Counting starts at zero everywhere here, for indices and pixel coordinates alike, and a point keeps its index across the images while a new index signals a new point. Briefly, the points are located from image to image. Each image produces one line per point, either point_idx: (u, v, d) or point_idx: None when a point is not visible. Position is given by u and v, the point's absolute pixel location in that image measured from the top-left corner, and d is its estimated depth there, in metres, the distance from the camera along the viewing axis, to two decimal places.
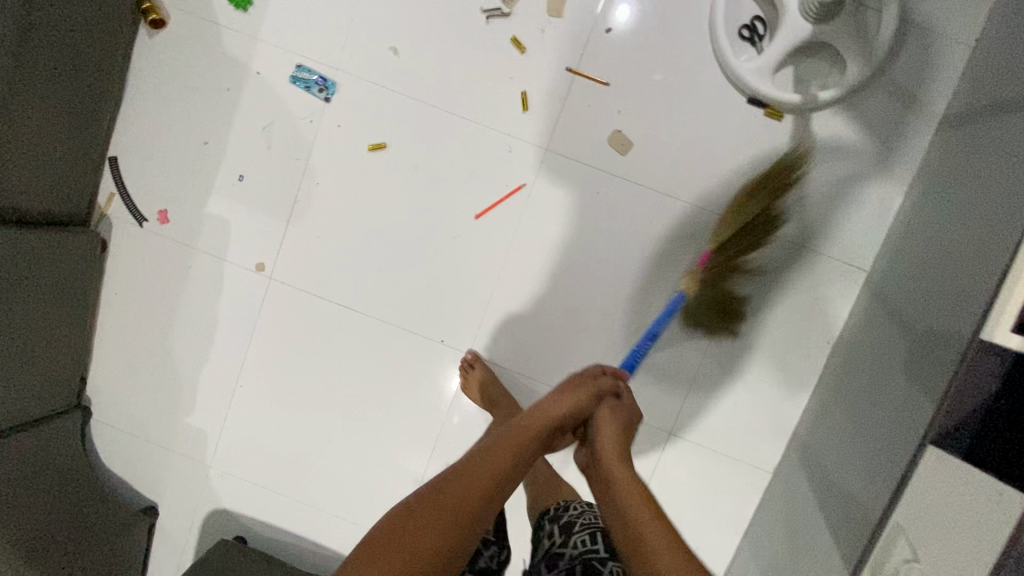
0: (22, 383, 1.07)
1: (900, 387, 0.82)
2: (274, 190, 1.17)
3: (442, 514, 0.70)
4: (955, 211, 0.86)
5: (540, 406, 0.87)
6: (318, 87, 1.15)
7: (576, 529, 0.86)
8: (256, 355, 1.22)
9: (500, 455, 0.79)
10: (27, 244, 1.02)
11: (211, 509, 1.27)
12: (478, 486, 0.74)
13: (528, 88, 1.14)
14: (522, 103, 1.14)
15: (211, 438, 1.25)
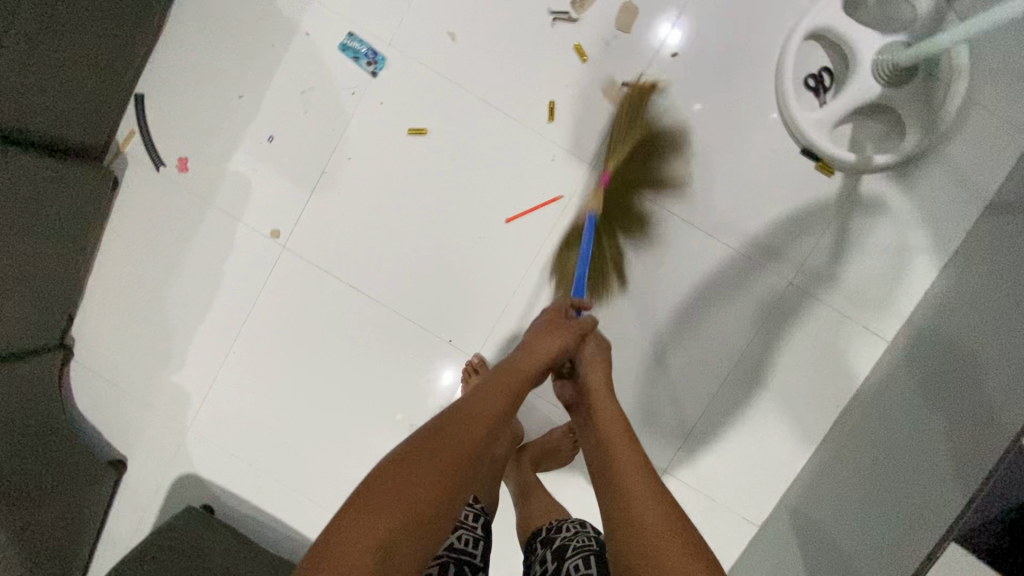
0: (18, 313, 1.03)
1: (919, 463, 0.85)
2: (304, 158, 1.13)
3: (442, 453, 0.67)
4: (982, 298, 0.91)
5: (522, 351, 0.84)
6: (367, 60, 1.11)
7: (569, 554, 0.78)
8: (255, 322, 1.18)
9: (489, 398, 0.76)
10: (42, 173, 0.98)
11: (181, 472, 1.22)
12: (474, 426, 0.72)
13: (555, 98, 1.10)
14: (547, 113, 1.11)
15: (193, 400, 1.20)
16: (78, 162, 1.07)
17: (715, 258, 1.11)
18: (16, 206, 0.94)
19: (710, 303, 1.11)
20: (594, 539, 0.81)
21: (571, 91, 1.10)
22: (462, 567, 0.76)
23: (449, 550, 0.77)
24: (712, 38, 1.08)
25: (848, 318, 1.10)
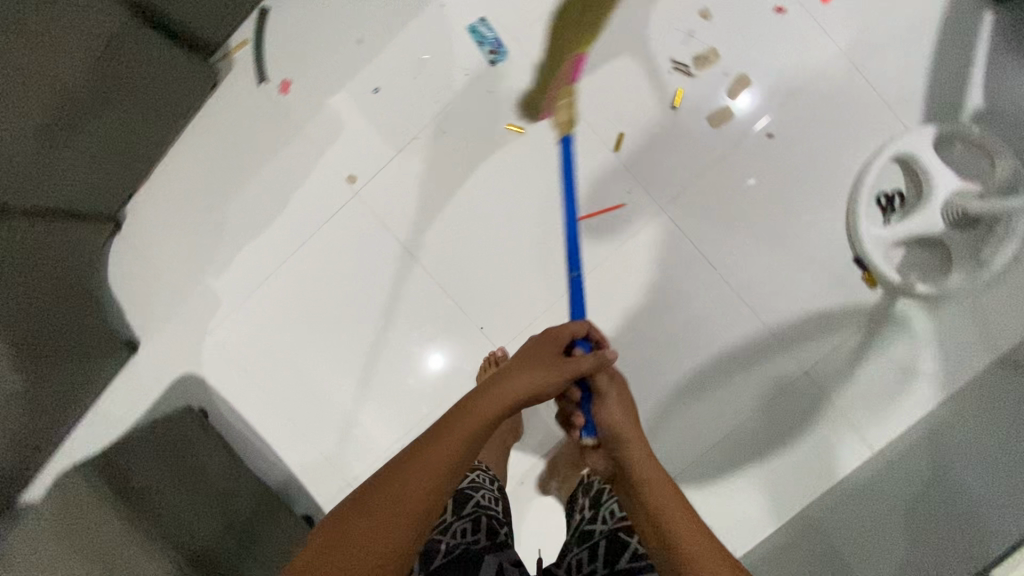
0: (94, 172, 1.07)
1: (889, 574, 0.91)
2: (402, 119, 1.17)
3: (395, 505, 0.63)
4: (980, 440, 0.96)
5: (502, 387, 0.72)
6: (490, 48, 1.15)
7: (604, 500, 0.84)
8: (304, 254, 1.21)
9: (448, 444, 0.67)
10: (158, 50, 1.04)
11: (187, 371, 1.25)
12: (432, 472, 0.65)
13: (626, 130, 1.16)
14: (615, 143, 1.16)
15: (222, 307, 1.24)
16: (190, 57, 1.12)
17: (745, 328, 1.17)
18: (125, 72, 0.99)
19: (727, 367, 1.18)
20: None
21: (666, 136, 1.15)
22: (490, 520, 0.82)
23: (477, 507, 0.84)
24: (811, 128, 1.14)
25: (845, 420, 1.16)
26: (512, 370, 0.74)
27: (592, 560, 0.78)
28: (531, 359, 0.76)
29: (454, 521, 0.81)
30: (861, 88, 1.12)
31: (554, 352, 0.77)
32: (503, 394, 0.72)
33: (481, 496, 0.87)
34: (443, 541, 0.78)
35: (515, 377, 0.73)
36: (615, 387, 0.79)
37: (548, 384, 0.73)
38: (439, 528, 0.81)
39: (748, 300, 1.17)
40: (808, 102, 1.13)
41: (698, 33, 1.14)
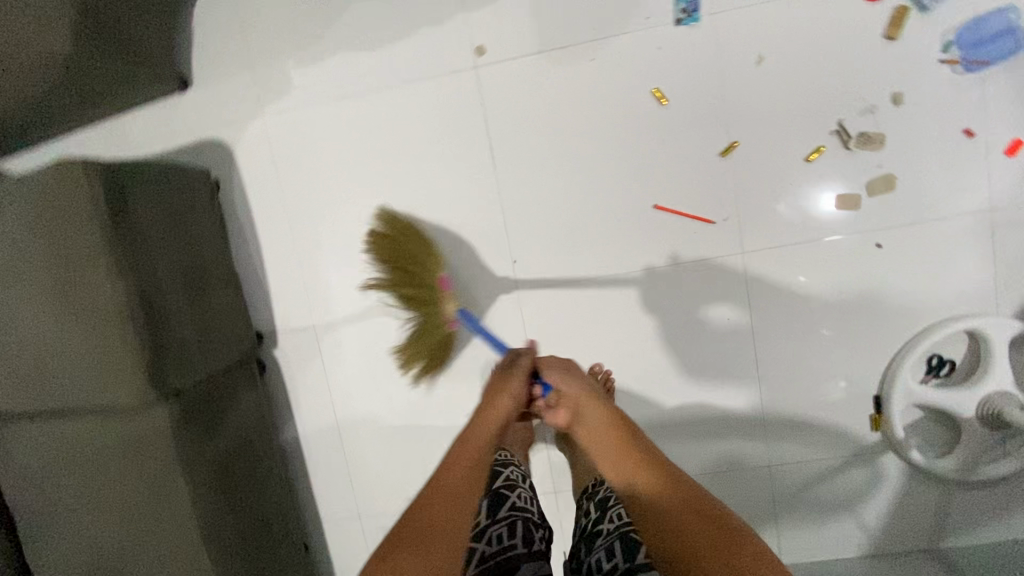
0: None
1: None
2: (560, 24, 1.08)
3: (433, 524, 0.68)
4: None
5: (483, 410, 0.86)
6: (684, 6, 1.05)
7: (612, 504, 0.81)
8: (394, 97, 1.14)
9: (457, 473, 0.75)
10: None
11: (222, 140, 1.18)
12: (457, 496, 0.72)
13: (740, 141, 1.08)
14: (725, 148, 1.09)
15: (288, 100, 1.16)
16: None
17: (741, 400, 1.16)
18: None
19: (704, 422, 1.18)
20: None
21: (788, 190, 1.09)
22: (525, 520, 0.83)
23: (512, 511, 0.85)
24: (918, 263, 1.10)
25: (773, 521, 1.20)
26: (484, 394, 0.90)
27: (608, 558, 0.71)
28: (491, 382, 0.92)
29: (489, 527, 0.82)
30: (984, 254, 1.08)
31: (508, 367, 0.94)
32: (488, 413, 0.86)
33: (518, 496, 0.88)
34: (479, 547, 0.79)
35: (489, 397, 0.89)
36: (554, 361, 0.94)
37: (510, 393, 0.89)
38: (475, 534, 0.82)
39: (760, 377, 1.15)
40: (931, 238, 1.09)
41: (881, 111, 1.05)
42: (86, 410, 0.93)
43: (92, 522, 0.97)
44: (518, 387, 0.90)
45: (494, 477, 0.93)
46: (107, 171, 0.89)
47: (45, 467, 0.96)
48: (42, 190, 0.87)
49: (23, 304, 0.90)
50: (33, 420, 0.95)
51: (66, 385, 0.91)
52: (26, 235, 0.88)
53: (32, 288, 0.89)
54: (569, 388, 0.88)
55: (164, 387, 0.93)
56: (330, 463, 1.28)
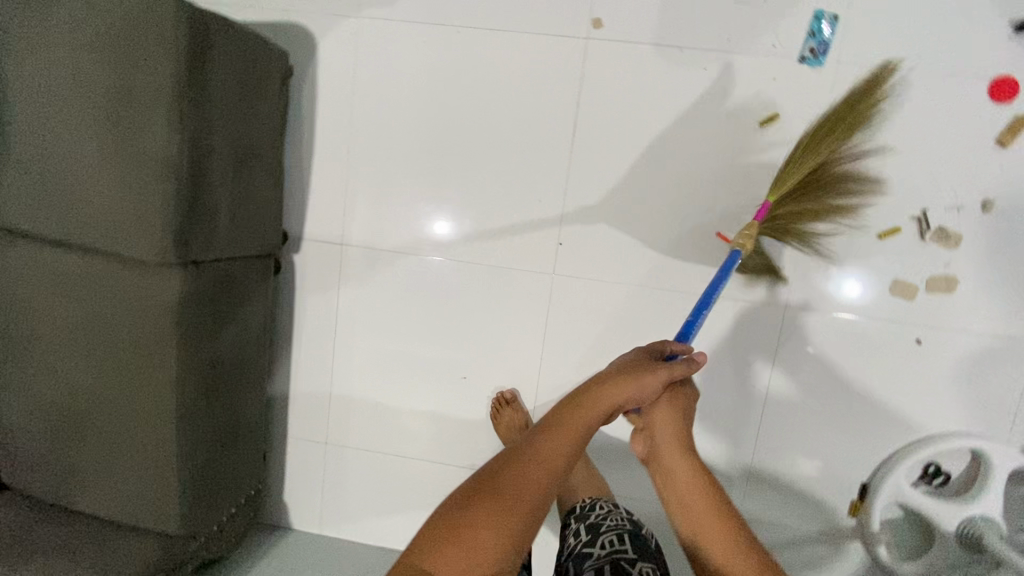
0: None
1: None
2: (684, 23, 1.05)
3: (518, 493, 0.61)
4: None
5: (596, 392, 0.70)
6: (812, 45, 1.02)
7: (603, 530, 0.85)
8: (497, 42, 1.10)
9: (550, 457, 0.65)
10: None
11: (309, 28, 1.13)
12: (546, 464, 0.64)
13: None
14: None
15: (388, 10, 1.11)
16: None
17: (734, 445, 1.16)
18: None
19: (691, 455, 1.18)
20: (625, 520, 0.88)
21: (850, 258, 1.07)
22: None
23: None
24: (949, 372, 1.08)
25: None
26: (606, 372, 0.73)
27: None
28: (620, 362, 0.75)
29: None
30: (1015, 383, 1.07)
31: (643, 357, 0.77)
32: (600, 397, 0.70)
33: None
34: None
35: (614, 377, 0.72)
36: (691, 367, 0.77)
37: (638, 388, 0.72)
38: None
39: (760, 431, 1.15)
40: (971, 351, 1.07)
41: (966, 212, 1.03)
42: (105, 254, 0.90)
43: (68, 364, 0.94)
44: (650, 385, 0.73)
45: None
46: (197, 18, 0.84)
47: (38, 295, 0.93)
48: (122, 14, 0.81)
49: (80, 126, 0.85)
50: (58, 245, 0.92)
51: (98, 217, 0.87)
52: (93, 54, 0.83)
53: (95, 108, 0.84)
54: (663, 417, 0.77)
55: (185, 255, 0.89)
56: (315, 381, 1.26)
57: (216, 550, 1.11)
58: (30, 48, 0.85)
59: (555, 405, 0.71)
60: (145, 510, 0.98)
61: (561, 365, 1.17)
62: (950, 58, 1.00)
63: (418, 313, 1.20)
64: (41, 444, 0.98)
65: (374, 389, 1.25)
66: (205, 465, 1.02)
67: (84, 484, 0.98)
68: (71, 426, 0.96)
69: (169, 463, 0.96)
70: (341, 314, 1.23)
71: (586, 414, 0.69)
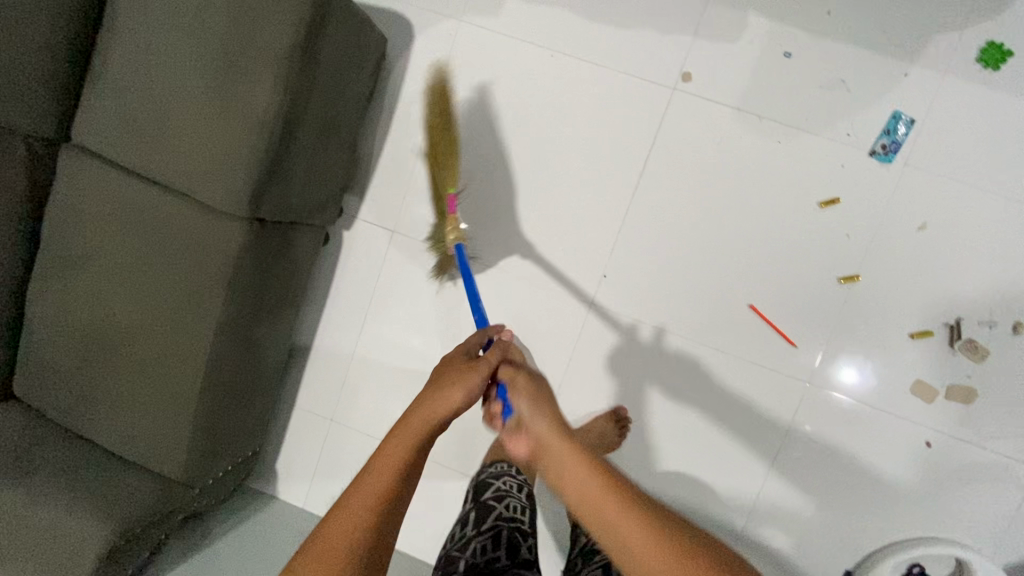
0: None
1: None
2: (769, 96, 1.09)
3: (328, 547, 0.57)
4: None
5: (415, 417, 0.66)
6: (884, 142, 1.06)
7: None
8: (586, 74, 1.13)
9: (378, 483, 0.61)
10: None
11: (411, 21, 1.16)
12: (360, 510, 0.60)
13: (863, 275, 1.09)
14: (847, 276, 1.09)
15: (490, 21, 1.15)
16: None
17: (729, 507, 1.17)
18: None
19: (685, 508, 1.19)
20: None
21: (877, 353, 1.10)
22: (511, 533, 0.88)
23: (499, 521, 0.90)
24: (951, 479, 1.11)
25: None
26: (429, 388, 0.69)
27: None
28: (442, 374, 0.72)
29: (475, 538, 0.87)
30: (1013, 505, 1.10)
31: (461, 363, 0.75)
32: (417, 423, 0.65)
33: (504, 507, 0.93)
34: (463, 559, 0.83)
35: (431, 390, 0.69)
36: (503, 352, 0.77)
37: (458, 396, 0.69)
38: (461, 543, 0.87)
39: (757, 498, 1.16)
40: (975, 464, 1.10)
41: (998, 331, 1.07)
42: (180, 195, 0.93)
43: (113, 292, 0.95)
44: (473, 384, 0.70)
45: (485, 488, 0.99)
46: None
47: (106, 220, 0.95)
48: None
49: (186, 72, 0.88)
50: (138, 178, 0.94)
51: (180, 160, 0.90)
52: (216, 7, 0.86)
53: (205, 58, 0.87)
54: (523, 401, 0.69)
55: (255, 211, 0.91)
56: (334, 358, 1.27)
57: (207, 504, 1.10)
58: None
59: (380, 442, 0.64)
60: (152, 450, 0.98)
61: (579, 392, 1.19)
62: (1011, 184, 1.05)
63: (451, 314, 1.22)
64: (66, 365, 0.98)
65: (389, 379, 1.25)
66: (219, 418, 1.02)
67: (100, 412, 0.98)
68: (99, 352, 0.97)
69: (187, 409, 0.96)
70: (374, 298, 1.24)
71: (405, 446, 0.64)
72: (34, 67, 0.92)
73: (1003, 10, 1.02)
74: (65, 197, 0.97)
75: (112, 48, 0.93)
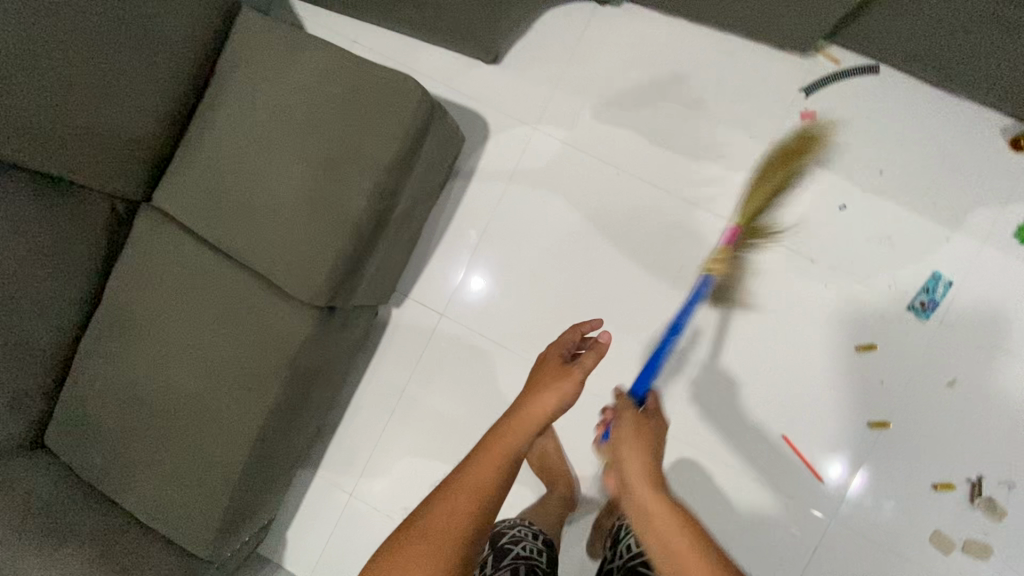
0: None
1: None
2: (819, 239, 1.15)
3: (432, 528, 0.66)
4: None
5: (521, 415, 0.76)
6: (923, 298, 1.12)
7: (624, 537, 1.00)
8: (648, 193, 1.19)
9: (481, 470, 0.70)
10: (817, 17, 0.98)
11: (488, 122, 1.22)
12: (462, 498, 0.68)
13: (892, 422, 1.13)
14: (877, 420, 1.14)
15: (563, 132, 1.21)
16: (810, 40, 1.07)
17: None
18: None
19: None
20: None
21: (899, 497, 1.14)
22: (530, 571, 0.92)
23: (517, 559, 0.94)
24: None
25: None
26: (524, 401, 0.78)
27: None
28: (540, 375, 0.82)
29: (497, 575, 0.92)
30: None
31: (558, 364, 0.84)
32: (526, 418, 0.76)
33: (520, 548, 0.97)
34: None
35: (530, 392, 0.80)
36: (595, 350, 0.84)
37: (557, 395, 0.78)
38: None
39: None
40: None
41: (1017, 491, 1.11)
42: (256, 274, 0.96)
43: (170, 357, 0.96)
44: (566, 392, 0.79)
45: (500, 536, 1.02)
46: (429, 113, 0.92)
47: (178, 285, 0.97)
48: (367, 93, 0.90)
49: (285, 163, 0.92)
50: (215, 250, 0.97)
51: (266, 242, 0.93)
52: (329, 108, 0.91)
53: (306, 153, 0.91)
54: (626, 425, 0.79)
55: (331, 299, 0.94)
56: (365, 429, 1.27)
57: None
58: (275, 82, 0.94)
59: (489, 430, 0.75)
60: (183, 520, 0.96)
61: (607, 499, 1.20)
62: None
63: (488, 401, 1.23)
64: (111, 425, 0.97)
65: (417, 457, 1.25)
66: (254, 493, 1.01)
67: (136, 476, 0.97)
68: (144, 416, 0.96)
69: (227, 482, 0.95)
70: (413, 376, 1.25)
71: (511, 438, 0.74)
72: (134, 136, 0.95)
73: None
74: (139, 258, 0.98)
75: (213, 126, 0.96)
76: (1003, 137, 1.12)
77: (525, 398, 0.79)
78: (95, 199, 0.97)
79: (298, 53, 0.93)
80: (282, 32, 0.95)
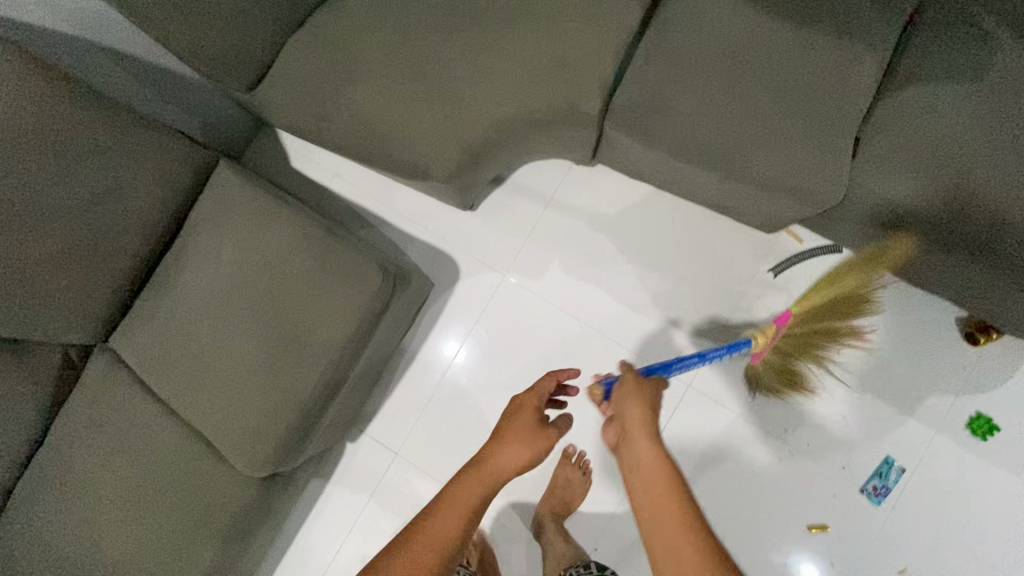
0: (632, 166, 1.06)
1: None
2: (775, 412, 1.16)
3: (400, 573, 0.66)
4: None
5: (499, 463, 0.77)
6: (875, 483, 1.13)
7: None
8: (612, 351, 1.20)
9: (459, 508, 0.72)
10: (776, 215, 1.01)
11: (459, 266, 1.25)
12: (436, 541, 0.69)
13: None
14: None
15: (532, 282, 1.23)
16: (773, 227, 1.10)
17: None
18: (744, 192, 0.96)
19: None
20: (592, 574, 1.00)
21: None
22: None
23: None
24: None
25: None
26: (501, 446, 0.78)
27: None
28: (513, 425, 0.81)
29: None
30: None
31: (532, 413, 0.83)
32: (502, 473, 0.76)
33: None
34: None
35: (502, 442, 0.80)
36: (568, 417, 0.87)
37: (534, 453, 0.79)
38: None
39: None
40: None
41: None
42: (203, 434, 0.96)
43: (100, 513, 0.94)
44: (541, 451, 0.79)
45: None
46: (390, 293, 0.94)
47: (121, 437, 0.96)
48: (331, 272, 0.92)
49: (242, 332, 0.93)
50: (164, 406, 0.97)
51: (214, 407, 0.93)
52: (289, 288, 0.93)
53: (265, 324, 0.93)
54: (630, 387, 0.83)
55: (274, 469, 0.93)
56: (306, 565, 1.23)
57: None
58: (240, 252, 0.95)
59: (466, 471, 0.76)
60: None
61: None
62: (986, 551, 1.10)
63: None
64: None
65: None
66: None
67: None
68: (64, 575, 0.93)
69: None
70: (362, 515, 1.22)
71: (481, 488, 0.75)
72: (99, 293, 0.96)
73: (993, 389, 1.12)
74: (83, 409, 0.97)
75: (174, 287, 0.97)
76: (959, 328, 1.14)
77: (496, 443, 0.79)
78: (47, 348, 0.96)
79: (265, 227, 0.95)
80: (253, 199, 0.97)
